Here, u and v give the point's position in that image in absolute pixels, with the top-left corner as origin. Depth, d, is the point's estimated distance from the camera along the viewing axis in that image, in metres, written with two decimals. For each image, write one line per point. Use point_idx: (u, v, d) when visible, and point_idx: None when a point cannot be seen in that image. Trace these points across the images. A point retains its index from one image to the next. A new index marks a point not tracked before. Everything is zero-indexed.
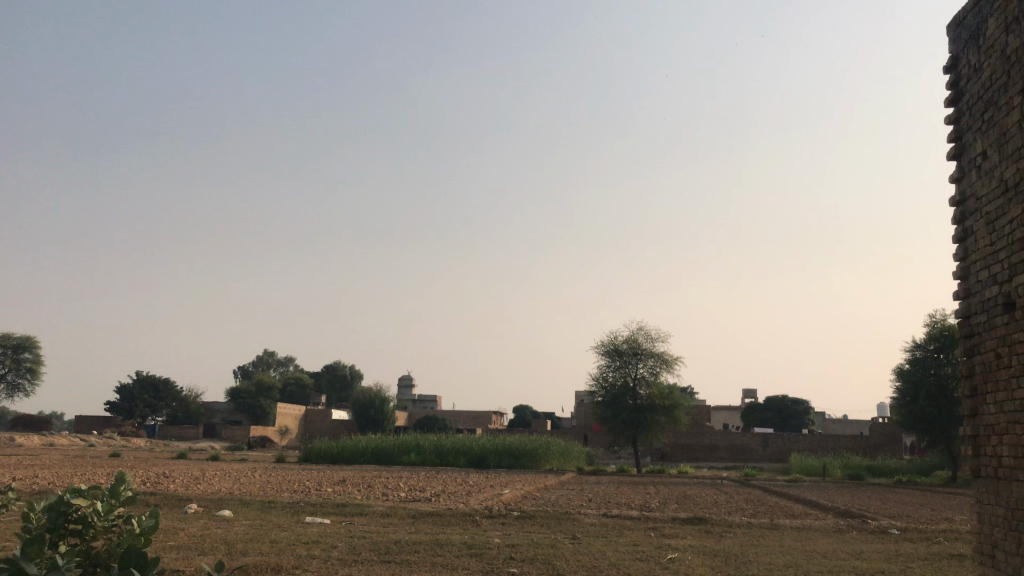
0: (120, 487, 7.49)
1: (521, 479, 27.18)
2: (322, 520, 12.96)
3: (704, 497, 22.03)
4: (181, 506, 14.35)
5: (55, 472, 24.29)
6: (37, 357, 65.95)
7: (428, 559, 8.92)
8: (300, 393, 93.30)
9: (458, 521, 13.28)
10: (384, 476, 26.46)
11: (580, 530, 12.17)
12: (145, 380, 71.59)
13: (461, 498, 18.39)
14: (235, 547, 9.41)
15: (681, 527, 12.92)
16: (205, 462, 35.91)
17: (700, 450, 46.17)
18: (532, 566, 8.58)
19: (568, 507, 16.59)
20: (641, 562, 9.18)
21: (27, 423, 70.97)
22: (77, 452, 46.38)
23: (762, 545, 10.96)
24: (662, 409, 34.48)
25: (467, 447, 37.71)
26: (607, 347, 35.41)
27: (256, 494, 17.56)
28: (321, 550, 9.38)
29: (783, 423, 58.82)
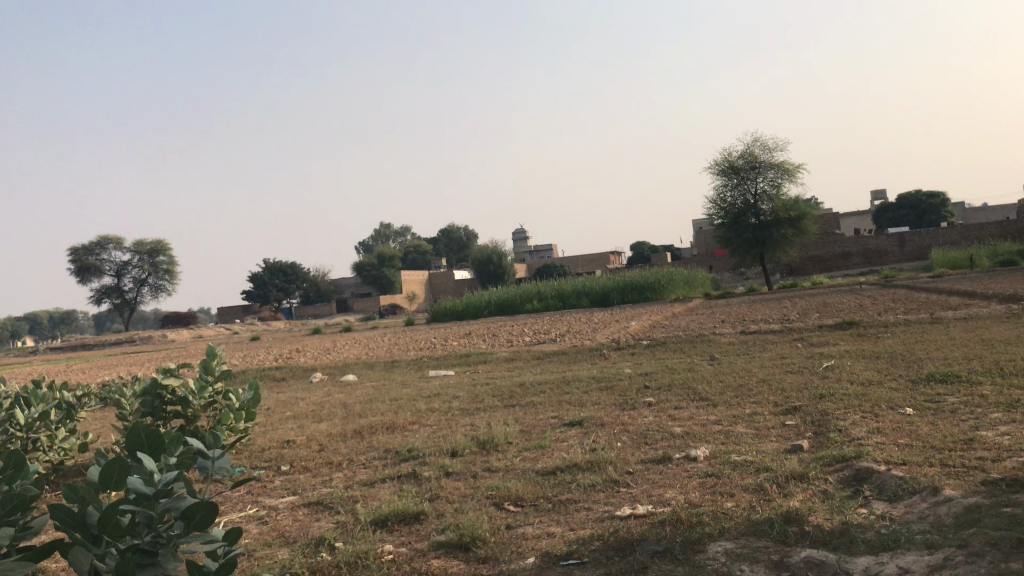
0: (213, 362, 6.92)
1: (647, 311, 26.41)
2: (447, 372, 12.47)
3: (845, 303, 20.65)
4: (305, 376, 14.23)
5: (199, 360, 25.22)
6: (170, 257, 68.89)
7: (555, 399, 8.13)
8: (421, 259, 94.90)
9: (586, 356, 12.54)
10: (509, 325, 26.25)
11: (717, 350, 11.24)
12: (274, 266, 74.20)
13: (588, 336, 17.74)
14: (354, 409, 8.91)
15: (829, 334, 11.74)
16: (338, 334, 36.89)
17: (832, 259, 44.18)
18: (670, 393, 7.66)
19: (702, 330, 15.66)
20: (794, 374, 8.12)
21: (177, 320, 75.35)
22: (221, 340, 48.85)
23: (927, 341, 9.71)
24: (789, 222, 32.51)
25: (589, 287, 37.11)
26: (722, 165, 33.21)
27: (382, 356, 17.42)
28: (441, 403, 8.73)
29: (919, 219, 55.43)
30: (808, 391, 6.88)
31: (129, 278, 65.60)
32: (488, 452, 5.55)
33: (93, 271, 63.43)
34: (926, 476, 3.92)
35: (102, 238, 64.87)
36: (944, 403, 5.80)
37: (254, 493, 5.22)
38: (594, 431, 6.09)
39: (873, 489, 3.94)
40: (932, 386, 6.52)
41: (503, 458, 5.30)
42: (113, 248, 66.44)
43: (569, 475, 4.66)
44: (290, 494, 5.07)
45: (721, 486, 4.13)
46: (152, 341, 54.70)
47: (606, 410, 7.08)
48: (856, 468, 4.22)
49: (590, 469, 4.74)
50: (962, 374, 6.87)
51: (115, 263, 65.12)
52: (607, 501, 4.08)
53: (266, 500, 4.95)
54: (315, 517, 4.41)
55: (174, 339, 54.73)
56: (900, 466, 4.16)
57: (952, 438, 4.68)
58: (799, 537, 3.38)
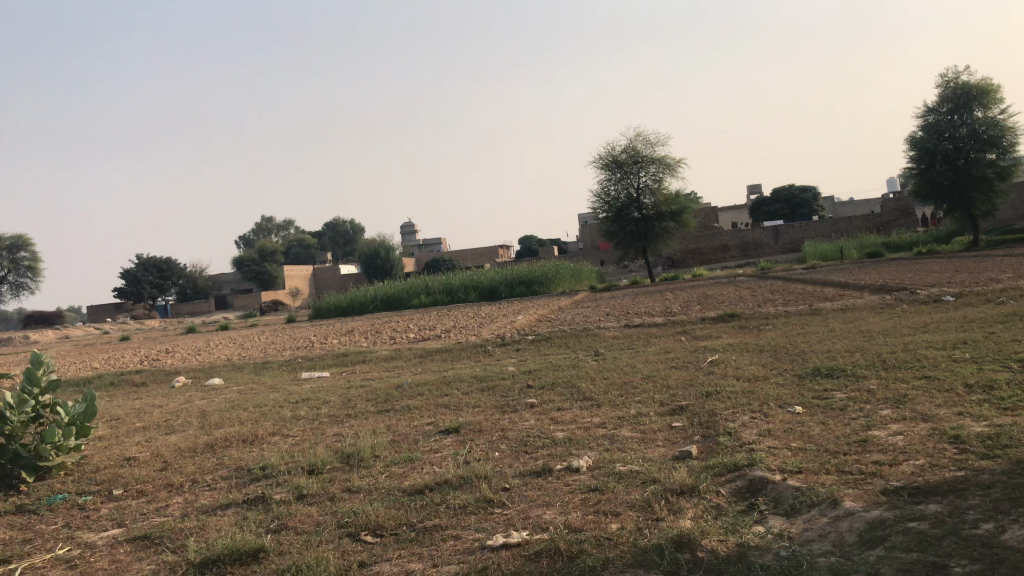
0: (39, 371, 5.96)
1: (533, 305, 26.18)
2: (321, 373, 11.73)
3: (726, 295, 20.91)
4: (167, 381, 13.19)
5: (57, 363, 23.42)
6: (32, 253, 64.50)
7: (430, 402, 7.59)
8: (305, 254, 92.39)
9: (468, 354, 12.04)
10: (393, 321, 25.53)
11: (602, 345, 10.94)
12: (147, 262, 70.59)
13: (472, 331, 17.26)
14: (212, 418, 8.13)
15: (713, 327, 11.63)
16: (215, 333, 35.19)
17: (712, 252, 45.35)
18: (553, 393, 7.24)
19: (586, 324, 15.42)
20: (679, 370, 7.86)
21: (40, 320, 70.76)
22: (88, 341, 46.02)
23: (808, 333, 9.66)
24: (671, 215, 32.94)
25: (476, 281, 36.68)
26: (606, 158, 33.28)
27: (256, 356, 16.44)
28: (308, 409, 8.05)
29: (792, 213, 57.58)
30: (695, 389, 6.58)
31: None
32: (351, 469, 4.97)
33: None
34: (823, 486, 3.60)
35: None
36: (833, 400, 5.59)
37: (72, 526, 4.46)
38: (470, 439, 5.59)
39: (768, 503, 3.59)
40: (819, 381, 6.32)
41: (366, 476, 4.73)
42: None
43: (438, 494, 4.14)
44: (116, 525, 4.35)
45: (605, 505, 3.70)
46: (10, 342, 51.02)
47: (484, 414, 6.59)
48: (749, 478, 3.88)
49: (462, 487, 4.25)
50: (846, 368, 6.72)
51: None
52: (478, 526, 3.59)
53: (84, 535, 4.22)
54: (137, 556, 3.74)
55: (36, 340, 51.22)
56: (796, 475, 3.83)
57: (846, 439, 4.41)
58: (692, 565, 2.96)
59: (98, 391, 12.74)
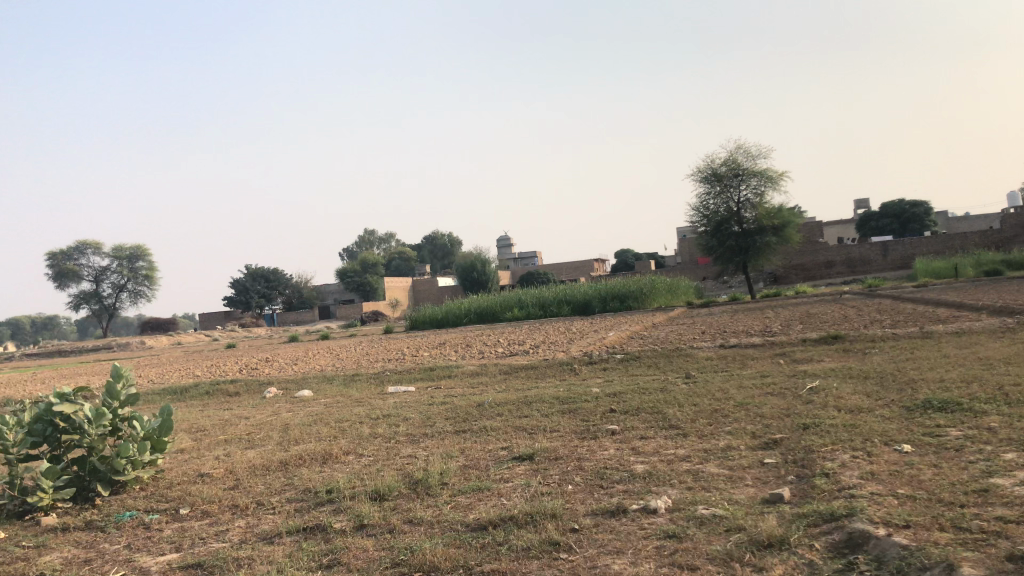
0: (118, 385, 5.89)
1: (627, 321, 25.69)
2: (407, 388, 11.64)
3: (830, 314, 19.91)
4: (259, 391, 13.37)
5: (165, 370, 24.28)
6: (149, 263, 67.61)
7: (509, 424, 7.31)
8: (404, 266, 93.92)
9: (555, 372, 11.74)
10: (486, 335, 25.47)
11: (695, 366, 10.45)
12: (254, 272, 73.01)
13: (562, 348, 16.96)
14: (291, 433, 8.08)
15: (814, 349, 10.99)
16: (314, 342, 35.91)
17: (816, 268, 43.77)
18: (638, 418, 6.87)
19: (679, 342, 14.89)
20: (774, 397, 7.36)
21: (154, 326, 74.04)
22: (197, 347, 47.76)
23: (919, 359, 8.96)
24: (773, 229, 31.84)
25: (570, 295, 36.31)
26: (704, 172, 32.57)
27: (347, 368, 16.54)
28: (386, 426, 7.89)
29: (903, 228, 55.07)
30: (791, 420, 6.10)
31: (107, 283, 64.30)
32: (417, 497, 4.73)
33: (70, 276, 62.05)
34: (936, 547, 3.15)
35: (80, 243, 63.60)
36: (947, 439, 5.03)
37: (134, 547, 4.35)
38: (545, 468, 5.28)
39: (869, 562, 3.17)
40: (929, 416, 5.76)
41: (430, 507, 4.49)
42: (90, 253, 65.12)
43: (501, 532, 3.86)
44: (174, 549, 4.24)
45: (681, 557, 3.34)
46: (127, 347, 53.50)
47: (562, 439, 6.28)
48: (847, 531, 3.44)
49: (528, 525, 3.95)
50: (964, 402, 6.10)
51: (92, 268, 63.75)
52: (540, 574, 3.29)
53: (141, 559, 4.11)
54: None
55: (150, 346, 53.57)
56: (903, 530, 3.37)
57: (962, 488, 3.91)
58: None
59: (193, 400, 13.00)
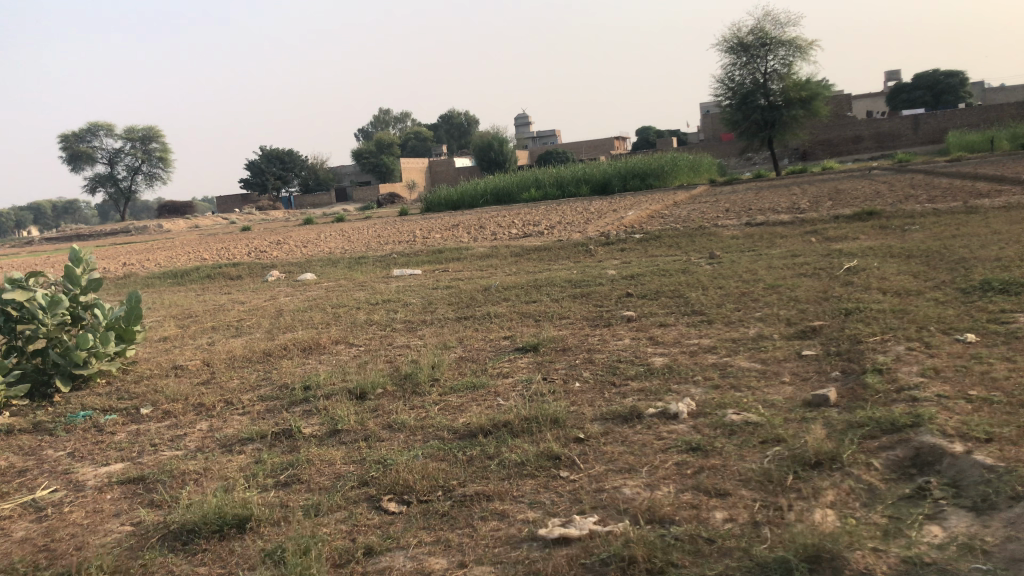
0: (77, 269, 5.30)
1: (647, 200, 24.77)
2: (412, 271, 11.01)
3: (861, 190, 18.88)
4: (260, 274, 12.82)
5: (174, 253, 23.76)
6: (163, 145, 66.54)
7: (515, 310, 6.68)
8: (421, 146, 92.15)
9: (568, 253, 11.02)
10: (501, 215, 24.68)
11: (718, 247, 9.68)
12: (269, 153, 71.87)
13: (578, 227, 16.19)
14: (281, 320, 7.49)
15: (847, 226, 10.16)
16: (328, 224, 35.28)
17: (844, 144, 42.26)
18: (657, 304, 6.21)
19: (701, 221, 14.06)
20: (809, 278, 6.63)
21: (172, 209, 73.66)
22: (212, 230, 47.33)
23: (966, 236, 8.15)
24: (801, 102, 30.30)
25: (589, 174, 35.18)
26: (731, 41, 30.89)
27: (355, 251, 15.87)
28: (382, 313, 7.27)
29: (936, 100, 52.83)
30: (830, 305, 5.37)
31: (122, 166, 63.52)
32: (402, 396, 4.13)
33: (85, 158, 61.28)
34: None
35: (92, 124, 62.52)
36: (1016, 327, 4.32)
37: (77, 454, 3.79)
38: (552, 361, 4.65)
39: (948, 488, 2.52)
40: (989, 300, 5.03)
41: (415, 408, 3.88)
42: (103, 135, 64.13)
43: (492, 443, 3.24)
44: (120, 458, 3.68)
45: (709, 478, 2.72)
46: (145, 231, 53.29)
47: (571, 328, 5.63)
48: (914, 446, 2.79)
49: (525, 435, 3.31)
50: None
51: (107, 151, 62.84)
52: (535, 499, 2.68)
53: (79, 471, 3.55)
54: (118, 508, 3.02)
55: (168, 228, 53.29)
56: (986, 445, 2.71)
57: None
58: None
59: (193, 285, 12.48)
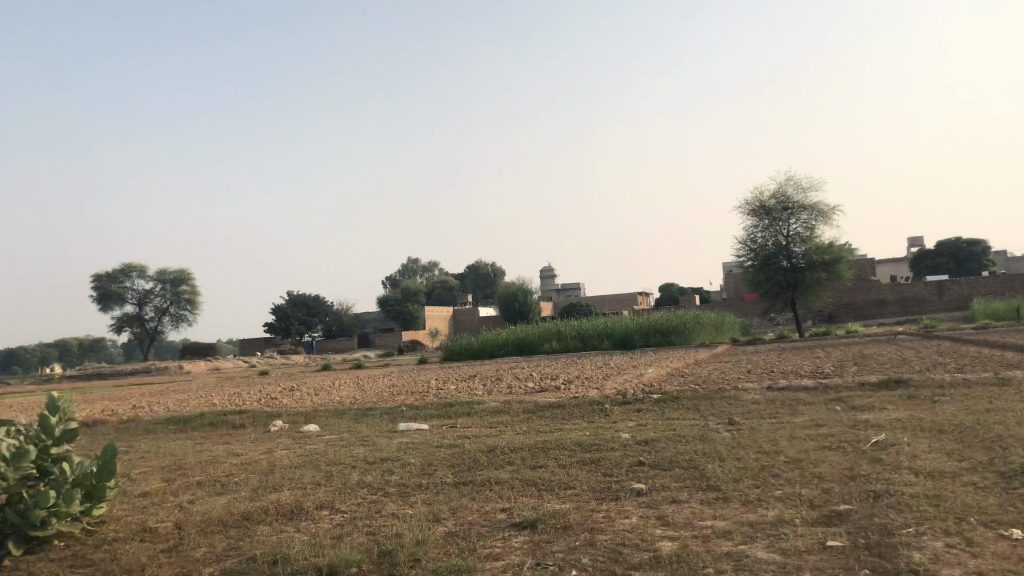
0: (51, 419, 5.05)
1: (667, 357, 24.44)
2: (419, 425, 10.63)
3: (887, 355, 18.46)
4: (265, 424, 12.47)
5: (188, 396, 23.54)
6: (192, 288, 67.80)
7: (518, 476, 6.25)
8: (445, 296, 93.25)
9: (581, 413, 10.61)
10: (519, 368, 24.37)
11: (737, 412, 9.26)
12: (295, 298, 72.91)
13: (595, 384, 15.81)
14: (273, 477, 7.11)
15: (873, 396, 9.73)
16: (346, 371, 35.12)
17: (867, 307, 41.97)
18: (671, 475, 5.77)
19: (721, 383, 13.67)
20: (834, 453, 6.19)
21: (196, 351, 74.18)
22: (232, 374, 47.32)
23: (1001, 411, 7.70)
24: (823, 265, 30.37)
25: (611, 329, 35.04)
26: (753, 204, 31.39)
27: (366, 401, 15.52)
28: (377, 473, 6.85)
29: (959, 267, 52.92)
30: (858, 486, 4.92)
31: (150, 307, 64.54)
32: None
33: (115, 298, 62.37)
34: None
35: (126, 266, 64.05)
36: None
37: None
38: (549, 542, 4.20)
39: None
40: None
41: None
42: (135, 276, 65.57)
43: None
44: None
45: None
46: (166, 372, 53.40)
47: (575, 500, 5.20)
48: None
49: None
50: None
51: (137, 292, 64.06)
52: None
53: None
54: None
55: (189, 370, 53.36)
56: None
57: None
58: None
59: (195, 432, 12.16)
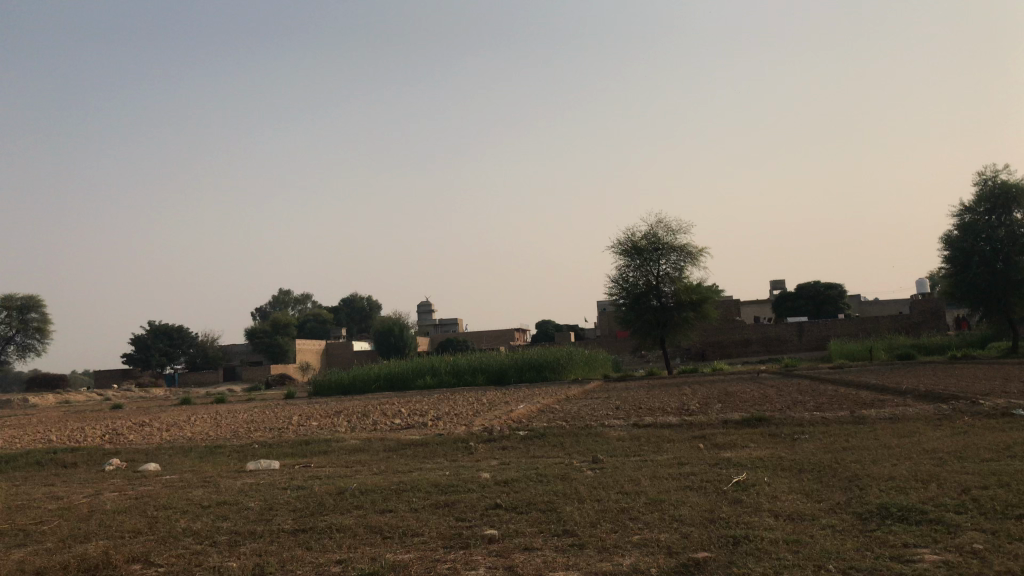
0: None
1: (538, 393, 24.27)
2: (269, 464, 9.91)
3: (749, 393, 18.87)
4: (99, 463, 11.40)
5: (25, 431, 21.62)
6: (42, 315, 63.49)
7: (364, 521, 5.74)
8: (319, 329, 90.95)
9: (444, 451, 10.16)
10: (389, 403, 23.66)
11: (603, 450, 9.03)
12: (158, 328, 69.36)
13: (463, 420, 15.39)
14: (88, 524, 6.32)
15: (735, 433, 9.74)
16: (208, 406, 33.37)
17: (733, 346, 43.21)
18: (527, 518, 5.40)
19: (589, 420, 13.50)
20: (694, 494, 5.98)
21: (45, 382, 69.31)
22: (83, 408, 44.27)
23: (858, 449, 7.75)
24: (691, 305, 31.15)
25: (484, 364, 34.76)
26: (625, 244, 31.94)
27: (219, 438, 14.54)
28: (208, 520, 6.17)
29: (817, 309, 55.62)
30: (716, 530, 4.67)
31: None
32: None
33: None
34: None
35: None
36: (922, 568, 3.71)
37: None
38: None
39: None
40: (890, 529, 4.45)
41: None
42: None
43: None
44: None
45: None
46: (8, 405, 49.47)
47: (420, 551, 4.75)
48: None
49: None
50: (932, 510, 4.81)
51: None
52: None
53: None
54: None
55: (35, 403, 49.65)
56: None
57: None
58: None
59: (16, 472, 10.98)
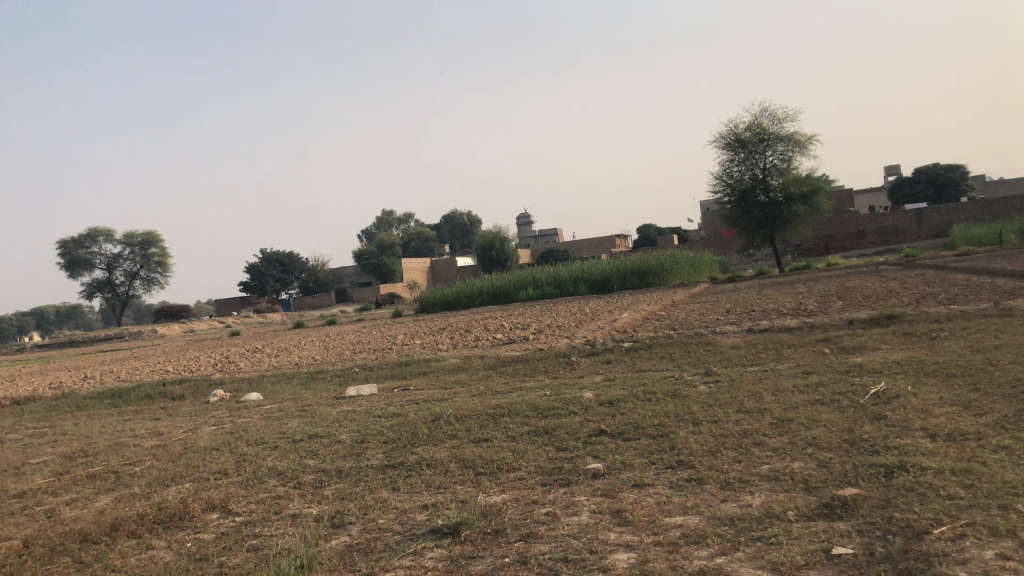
0: None
1: (644, 299, 23.50)
2: (367, 390, 9.61)
3: (870, 288, 17.64)
4: (205, 394, 11.39)
5: (147, 363, 22.35)
6: (161, 250, 65.99)
7: (457, 454, 5.24)
8: (422, 247, 91.82)
9: (546, 367, 9.65)
10: (492, 318, 23.39)
11: (716, 360, 8.31)
12: (269, 255, 71.28)
13: (567, 333, 14.87)
14: (177, 465, 6.05)
15: (863, 334, 8.85)
16: (318, 328, 34.00)
17: (846, 238, 41.13)
18: (637, 447, 4.77)
19: (698, 326, 12.72)
20: (830, 411, 5.22)
21: (170, 313, 72.64)
22: (205, 336, 46.10)
23: (1013, 347, 6.78)
24: (801, 198, 29.46)
25: (587, 272, 34.07)
26: (727, 138, 30.28)
27: (323, 363, 14.46)
28: (297, 458, 5.80)
29: (938, 194, 52.26)
30: (862, 459, 3.93)
31: (120, 271, 62.79)
32: None
33: (84, 264, 60.50)
34: None
35: (91, 230, 62.06)
36: None
37: None
38: (471, 563, 3.19)
39: None
40: None
41: None
42: (102, 241, 63.65)
43: None
44: None
45: None
46: (138, 336, 51.99)
47: (518, 491, 4.19)
48: None
49: None
50: None
51: (106, 256, 62.23)
52: None
53: None
54: None
55: (162, 334, 52.02)
56: None
57: None
58: None
59: (126, 407, 11.06)
